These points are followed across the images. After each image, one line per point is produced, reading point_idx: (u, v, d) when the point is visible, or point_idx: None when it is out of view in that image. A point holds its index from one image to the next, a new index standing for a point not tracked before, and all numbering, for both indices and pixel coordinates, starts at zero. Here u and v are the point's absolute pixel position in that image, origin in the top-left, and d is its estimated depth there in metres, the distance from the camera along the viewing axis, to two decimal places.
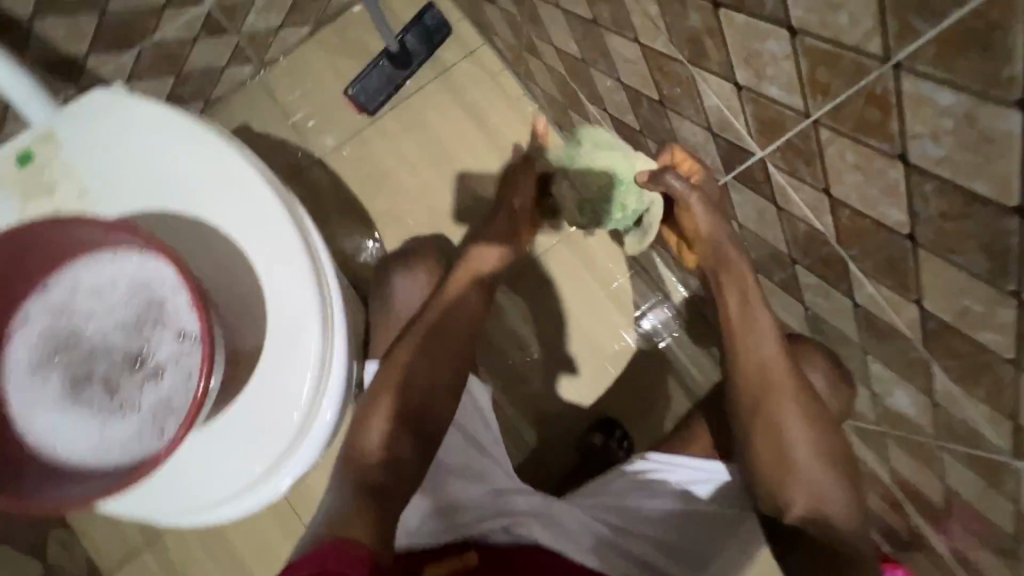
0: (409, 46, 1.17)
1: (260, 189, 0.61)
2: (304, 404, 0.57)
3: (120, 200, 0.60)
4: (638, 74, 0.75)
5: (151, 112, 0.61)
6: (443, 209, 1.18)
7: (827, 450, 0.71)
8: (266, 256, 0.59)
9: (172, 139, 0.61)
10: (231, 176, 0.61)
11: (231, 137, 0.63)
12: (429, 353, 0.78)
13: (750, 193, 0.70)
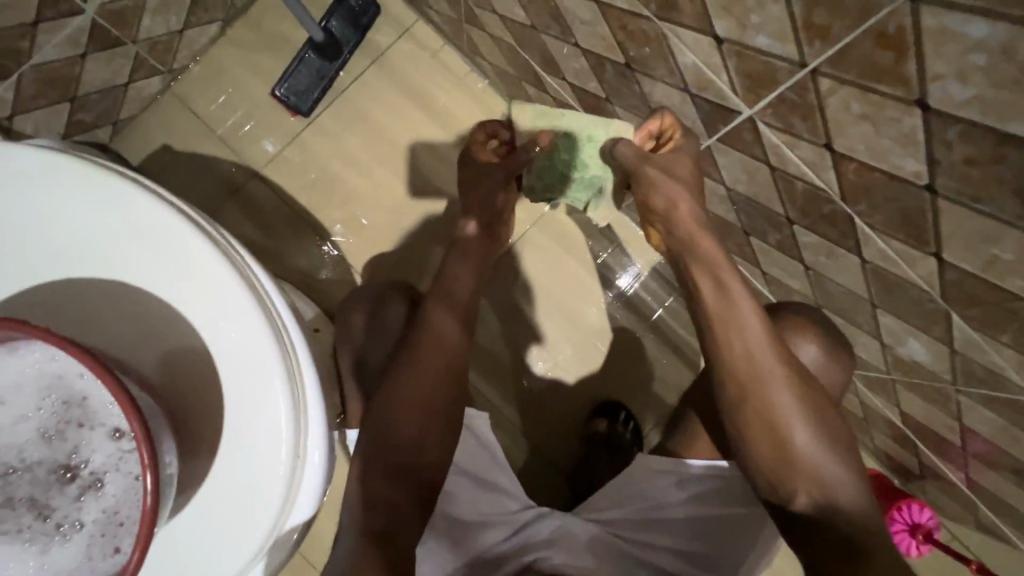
0: (336, 32, 1.05)
1: (182, 232, 0.51)
2: (281, 475, 0.50)
3: (21, 272, 0.50)
4: (598, 37, 0.67)
5: (38, 163, 0.51)
6: (403, 208, 1.08)
7: (827, 430, 0.64)
8: (205, 312, 0.51)
9: (68, 191, 0.51)
10: (148, 222, 0.51)
11: (140, 176, 0.53)
12: (411, 376, 0.69)
13: (738, 155, 0.64)
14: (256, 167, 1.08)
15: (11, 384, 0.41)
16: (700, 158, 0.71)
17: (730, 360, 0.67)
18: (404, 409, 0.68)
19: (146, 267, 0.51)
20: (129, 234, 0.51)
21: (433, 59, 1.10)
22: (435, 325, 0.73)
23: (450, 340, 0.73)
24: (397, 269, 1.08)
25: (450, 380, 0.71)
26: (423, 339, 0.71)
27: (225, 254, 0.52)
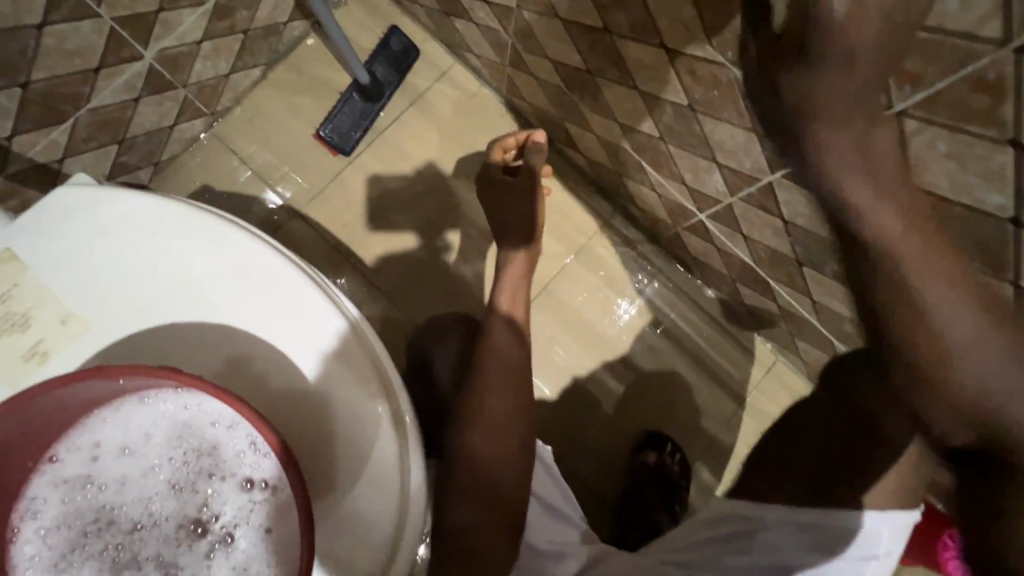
0: (379, 76, 1.08)
1: (285, 274, 0.51)
2: (395, 500, 0.49)
3: (119, 321, 0.49)
4: (661, 81, 0.71)
5: (138, 208, 0.51)
6: (443, 245, 1.09)
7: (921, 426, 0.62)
8: (309, 353, 0.50)
9: (173, 234, 0.51)
10: (250, 261, 0.51)
11: (239, 218, 0.53)
12: (481, 399, 0.70)
13: (802, 191, 0.67)
14: (296, 206, 1.08)
15: (143, 437, 0.46)
16: (757, 194, 0.74)
17: (922, 346, 0.49)
18: (479, 432, 0.69)
19: (249, 311, 0.51)
20: (232, 274, 0.51)
21: (470, 100, 1.13)
22: (497, 347, 0.74)
23: (514, 358, 0.73)
24: (439, 305, 1.08)
25: (520, 398, 0.71)
26: (487, 361, 0.72)
27: (324, 290, 0.51)
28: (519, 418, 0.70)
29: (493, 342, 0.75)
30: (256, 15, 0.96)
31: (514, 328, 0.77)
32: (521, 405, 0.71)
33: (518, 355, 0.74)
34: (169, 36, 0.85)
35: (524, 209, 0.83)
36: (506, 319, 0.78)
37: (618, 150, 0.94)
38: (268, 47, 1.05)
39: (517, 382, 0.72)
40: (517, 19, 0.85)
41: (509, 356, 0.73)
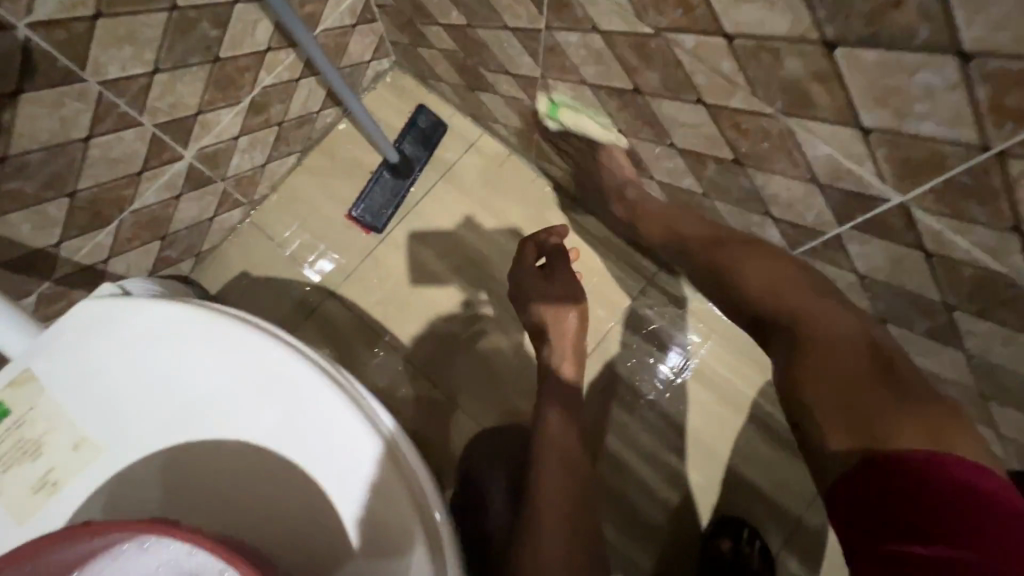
0: (408, 152, 1.09)
1: (298, 378, 0.48)
2: None
3: (129, 440, 0.49)
4: (702, 137, 0.66)
5: (151, 318, 0.50)
6: (480, 316, 1.05)
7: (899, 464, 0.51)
8: (323, 463, 0.47)
9: (186, 342, 0.50)
10: (266, 364, 0.49)
11: (255, 318, 0.51)
12: (538, 490, 0.71)
13: (881, 242, 0.59)
14: (331, 287, 1.07)
15: None
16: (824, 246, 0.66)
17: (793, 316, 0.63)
18: (543, 533, 0.67)
19: (261, 421, 0.48)
20: (250, 381, 0.49)
21: (500, 168, 1.12)
22: (559, 430, 0.78)
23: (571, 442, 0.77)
24: (480, 381, 1.03)
25: (579, 489, 0.72)
26: (545, 438, 0.76)
27: (344, 391, 0.48)
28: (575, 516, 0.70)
29: (548, 426, 0.78)
30: (289, 108, 0.99)
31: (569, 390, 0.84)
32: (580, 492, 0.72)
33: (576, 442, 0.77)
34: (208, 135, 0.88)
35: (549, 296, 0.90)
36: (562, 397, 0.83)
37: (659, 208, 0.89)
38: (302, 136, 1.08)
39: (574, 469, 0.74)
40: (543, 87, 0.83)
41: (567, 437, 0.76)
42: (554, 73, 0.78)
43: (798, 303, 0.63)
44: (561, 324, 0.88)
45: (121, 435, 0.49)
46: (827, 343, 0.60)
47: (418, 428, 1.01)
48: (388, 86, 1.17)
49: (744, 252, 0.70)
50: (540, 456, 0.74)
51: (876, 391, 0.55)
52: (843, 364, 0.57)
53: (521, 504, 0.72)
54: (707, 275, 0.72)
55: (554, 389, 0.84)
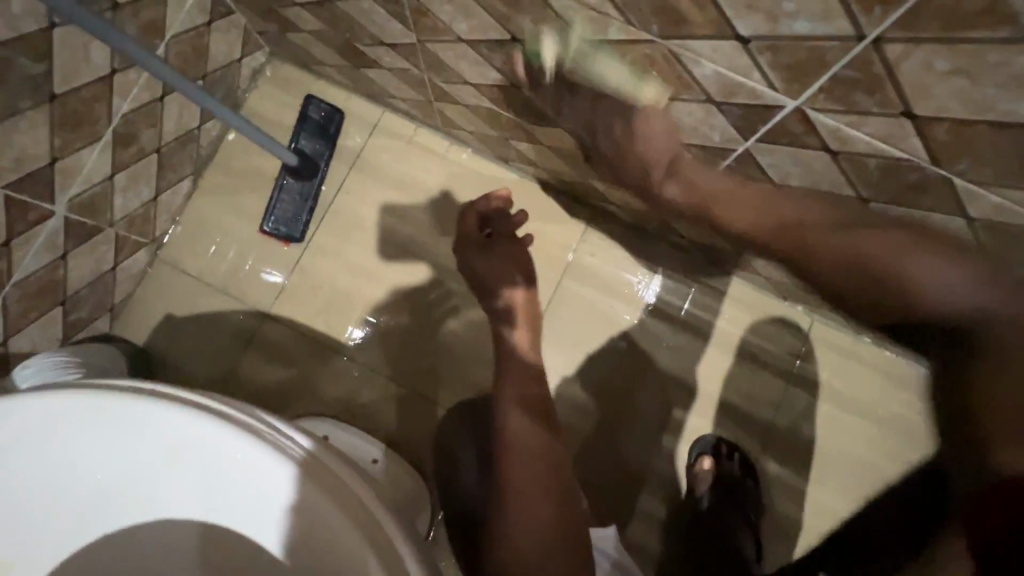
0: (309, 149, 1.01)
1: (200, 430, 0.51)
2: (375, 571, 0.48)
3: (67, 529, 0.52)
4: (592, 76, 0.62)
5: (29, 415, 0.50)
6: (426, 302, 1.02)
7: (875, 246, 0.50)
8: (253, 498, 0.51)
9: (77, 428, 0.51)
10: (202, 440, 0.51)
11: (138, 387, 0.52)
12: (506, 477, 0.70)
13: (788, 149, 0.57)
14: (265, 310, 1.02)
15: None
16: (737, 164, 0.65)
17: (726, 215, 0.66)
18: (507, 514, 0.67)
19: (185, 476, 0.52)
20: (194, 460, 0.52)
21: (411, 145, 1.06)
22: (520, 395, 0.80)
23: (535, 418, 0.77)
24: (441, 367, 1.01)
25: (551, 474, 0.71)
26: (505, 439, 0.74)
27: (284, 453, 0.51)
28: (546, 511, 0.68)
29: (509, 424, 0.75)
30: (163, 131, 0.90)
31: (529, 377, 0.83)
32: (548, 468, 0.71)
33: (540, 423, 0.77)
34: (75, 183, 0.79)
35: (484, 261, 0.94)
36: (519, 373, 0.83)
37: (576, 155, 0.85)
38: (189, 157, 0.99)
39: (540, 458, 0.72)
40: (425, 53, 0.77)
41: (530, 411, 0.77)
42: (430, 36, 0.71)
43: (886, 248, 0.49)
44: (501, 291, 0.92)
45: (53, 526, 0.52)
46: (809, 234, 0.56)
47: (390, 429, 0.99)
48: (270, 81, 1.07)
49: (868, 232, 0.51)
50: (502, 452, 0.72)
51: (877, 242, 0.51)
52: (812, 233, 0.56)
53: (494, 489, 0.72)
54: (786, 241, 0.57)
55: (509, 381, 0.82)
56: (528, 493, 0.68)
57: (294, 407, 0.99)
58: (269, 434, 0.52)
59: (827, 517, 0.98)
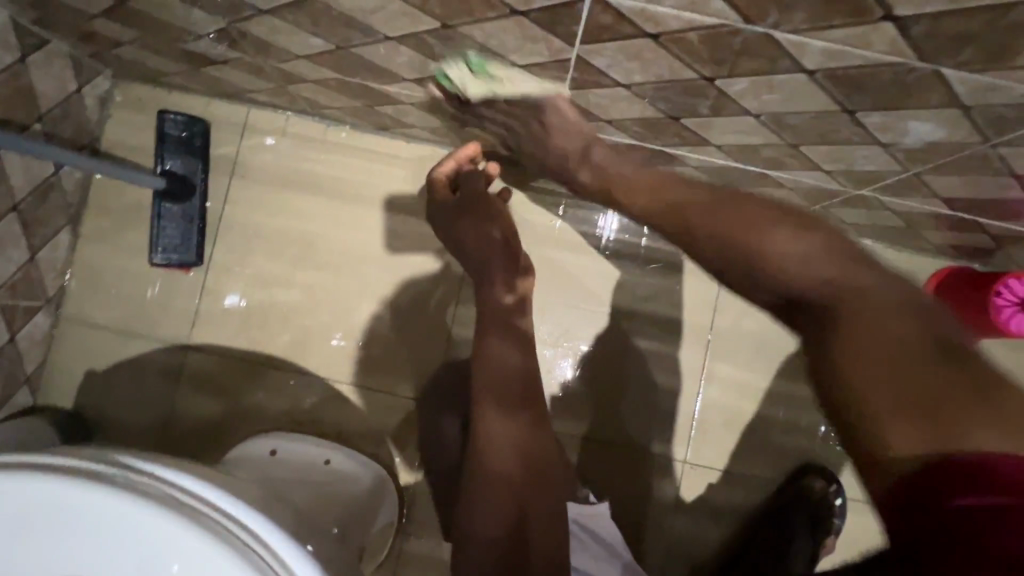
0: (177, 170, 0.95)
1: (64, 494, 0.45)
2: None
3: None
4: (399, 15, 0.57)
5: None
6: (343, 294, 0.99)
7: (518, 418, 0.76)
8: (130, 564, 0.45)
9: None
10: (57, 500, 0.46)
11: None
12: (485, 478, 0.72)
13: (615, 44, 0.53)
14: (185, 342, 0.98)
15: None
16: (578, 74, 0.60)
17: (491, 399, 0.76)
18: (495, 515, 0.71)
19: (50, 552, 0.46)
20: (91, 535, 0.45)
21: (287, 137, 1.01)
22: (493, 357, 0.77)
23: (506, 404, 0.76)
24: (376, 355, 0.99)
25: (531, 460, 0.75)
26: (487, 441, 0.74)
27: (149, 496, 0.45)
28: (534, 497, 0.74)
29: (489, 423, 0.74)
30: (12, 187, 0.84)
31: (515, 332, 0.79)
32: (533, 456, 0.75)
33: (514, 401, 0.76)
34: None
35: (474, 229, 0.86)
36: (498, 322, 0.80)
37: (441, 105, 0.80)
38: (56, 208, 0.94)
39: (524, 448, 0.75)
40: (243, 35, 0.71)
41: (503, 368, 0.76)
42: (234, 13, 0.65)
43: (906, 329, 0.45)
44: (485, 245, 0.82)
45: None
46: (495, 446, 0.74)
47: (341, 428, 0.98)
48: (122, 105, 1.00)
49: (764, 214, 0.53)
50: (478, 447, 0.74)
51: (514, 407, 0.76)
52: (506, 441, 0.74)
53: (472, 496, 0.73)
54: (729, 268, 0.54)
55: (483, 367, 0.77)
56: (505, 494, 0.72)
57: (241, 430, 0.97)
58: (149, 479, 0.46)
59: (786, 401, 0.99)
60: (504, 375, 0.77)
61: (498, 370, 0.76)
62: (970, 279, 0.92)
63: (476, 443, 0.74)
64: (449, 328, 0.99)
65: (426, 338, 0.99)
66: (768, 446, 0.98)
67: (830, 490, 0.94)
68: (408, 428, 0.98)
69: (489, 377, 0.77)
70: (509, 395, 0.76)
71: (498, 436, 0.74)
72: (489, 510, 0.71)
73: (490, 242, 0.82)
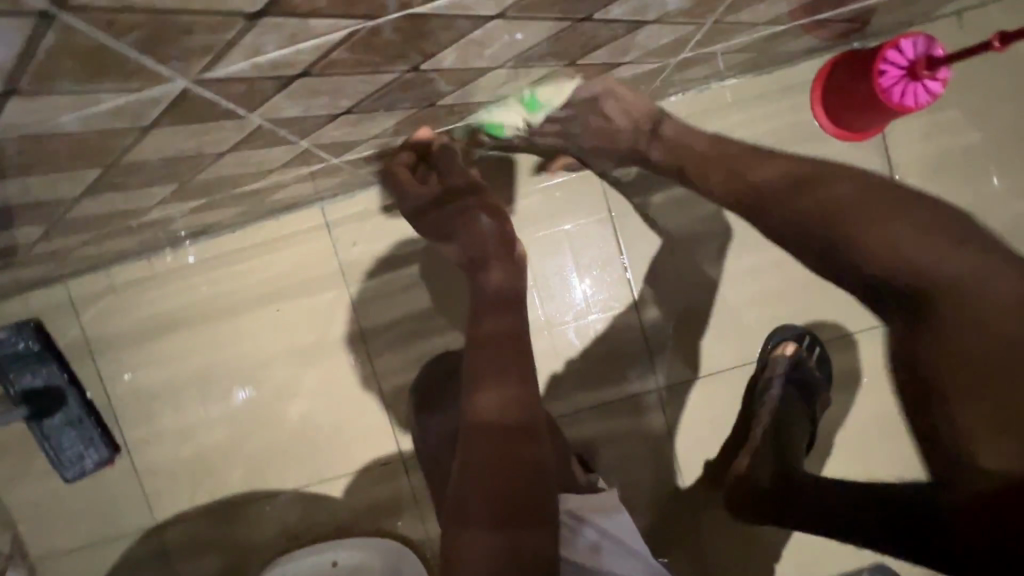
0: (37, 382, 0.86)
1: None
2: None
3: None
4: (55, 182, 0.47)
5: None
6: (268, 403, 0.95)
7: (520, 404, 0.60)
8: None
9: None
10: None
11: None
12: (468, 469, 0.56)
13: (284, 94, 0.43)
14: (155, 524, 0.96)
15: None
16: (291, 129, 0.50)
17: (486, 374, 0.61)
18: (471, 514, 0.54)
19: None
20: None
21: (121, 289, 0.92)
22: (494, 325, 0.65)
23: (515, 399, 0.60)
24: (330, 442, 0.96)
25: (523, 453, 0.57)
26: (474, 415, 0.59)
27: None
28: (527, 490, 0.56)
29: (484, 397, 0.60)
30: None
31: (516, 304, 0.68)
32: (527, 450, 0.58)
33: (520, 372, 0.62)
34: None
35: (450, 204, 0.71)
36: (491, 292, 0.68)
37: (217, 200, 0.71)
38: None
39: (523, 441, 0.58)
40: None
41: (509, 335, 0.64)
42: None
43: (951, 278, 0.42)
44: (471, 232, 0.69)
45: None
46: (483, 428, 0.58)
47: (338, 521, 0.96)
48: None
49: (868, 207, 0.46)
50: (470, 423, 0.58)
51: (521, 401, 0.60)
52: (496, 416, 0.58)
53: (452, 490, 0.57)
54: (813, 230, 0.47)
55: (477, 345, 0.64)
56: (479, 489, 0.55)
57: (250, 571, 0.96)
58: None
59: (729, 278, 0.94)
60: (503, 357, 0.63)
61: (512, 346, 0.63)
62: (863, 62, 0.78)
63: (467, 414, 0.59)
64: (381, 382, 0.94)
65: (366, 402, 0.95)
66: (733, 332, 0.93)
67: (801, 347, 0.91)
68: (399, 490, 0.96)
69: (480, 357, 0.63)
70: (514, 377, 0.61)
71: (489, 410, 0.58)
72: (481, 528, 0.53)
73: (477, 234, 0.69)
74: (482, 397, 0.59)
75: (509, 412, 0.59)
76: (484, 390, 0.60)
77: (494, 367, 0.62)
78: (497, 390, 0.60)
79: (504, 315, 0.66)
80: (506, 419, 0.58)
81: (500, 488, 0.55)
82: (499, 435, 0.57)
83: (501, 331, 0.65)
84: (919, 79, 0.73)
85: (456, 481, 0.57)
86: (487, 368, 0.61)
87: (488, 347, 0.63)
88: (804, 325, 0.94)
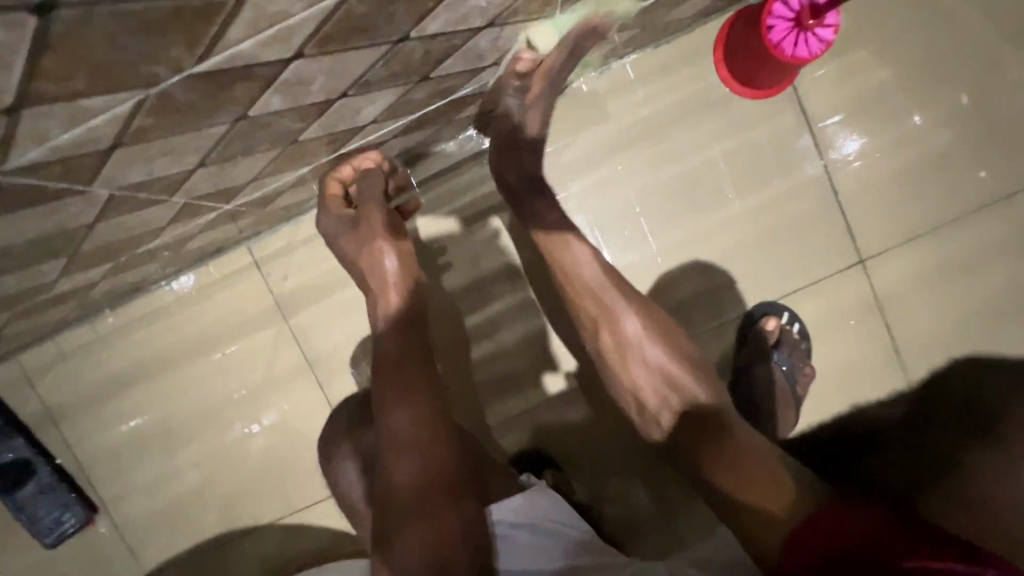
0: (3, 458, 0.89)
1: None
2: None
3: None
4: None
5: None
6: (231, 444, 0.97)
7: (430, 420, 0.63)
8: None
9: None
10: None
11: None
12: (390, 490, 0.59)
13: (115, 165, 0.43)
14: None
15: None
16: (150, 191, 0.51)
17: (395, 398, 0.64)
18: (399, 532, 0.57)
19: None
20: None
21: (71, 356, 0.94)
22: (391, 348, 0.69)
23: (423, 412, 0.64)
24: (297, 473, 0.97)
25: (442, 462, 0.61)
26: (389, 438, 0.62)
27: None
28: (448, 497, 0.59)
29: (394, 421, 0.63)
30: None
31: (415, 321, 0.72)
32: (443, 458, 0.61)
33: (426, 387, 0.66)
34: None
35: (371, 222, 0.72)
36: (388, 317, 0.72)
37: (126, 261, 0.72)
38: None
39: (438, 453, 0.61)
40: None
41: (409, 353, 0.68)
42: None
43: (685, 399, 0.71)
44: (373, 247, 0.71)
45: None
46: (400, 451, 0.61)
47: (318, 546, 0.98)
48: None
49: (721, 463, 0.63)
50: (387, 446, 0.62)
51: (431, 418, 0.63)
52: (409, 435, 0.62)
53: (379, 513, 0.59)
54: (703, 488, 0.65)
55: (384, 368, 0.67)
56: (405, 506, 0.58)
57: None
58: None
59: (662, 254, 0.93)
60: (407, 377, 0.66)
61: (413, 366, 0.67)
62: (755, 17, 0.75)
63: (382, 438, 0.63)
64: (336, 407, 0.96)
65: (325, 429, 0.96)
66: (674, 309, 0.92)
67: (784, 325, 0.91)
68: None
69: (385, 383, 0.66)
70: (421, 393, 0.65)
71: (402, 432, 0.62)
72: (429, 518, 0.57)
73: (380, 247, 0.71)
74: (392, 421, 0.63)
75: (420, 427, 0.62)
76: (396, 418, 0.63)
77: (400, 387, 0.65)
78: (404, 410, 0.63)
79: (402, 334, 0.70)
80: (417, 437, 0.62)
81: (421, 497, 0.58)
82: (414, 452, 0.61)
83: (399, 350, 0.68)
84: (806, 28, 0.69)
85: (381, 504, 0.59)
86: (390, 392, 0.65)
87: (392, 369, 0.67)
88: (783, 301, 0.93)
